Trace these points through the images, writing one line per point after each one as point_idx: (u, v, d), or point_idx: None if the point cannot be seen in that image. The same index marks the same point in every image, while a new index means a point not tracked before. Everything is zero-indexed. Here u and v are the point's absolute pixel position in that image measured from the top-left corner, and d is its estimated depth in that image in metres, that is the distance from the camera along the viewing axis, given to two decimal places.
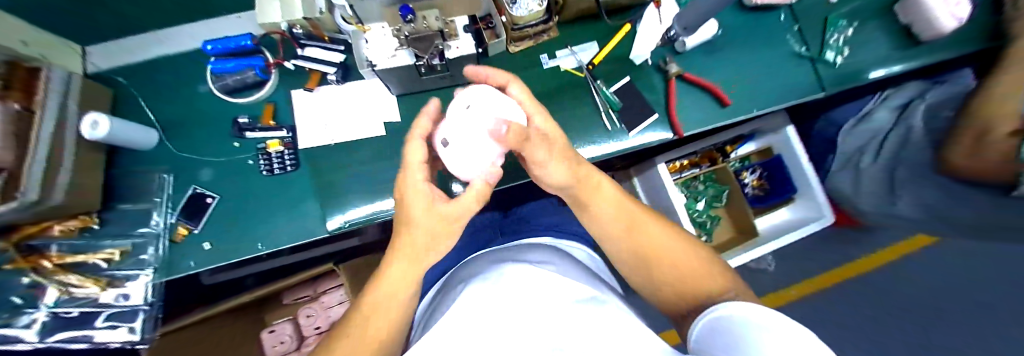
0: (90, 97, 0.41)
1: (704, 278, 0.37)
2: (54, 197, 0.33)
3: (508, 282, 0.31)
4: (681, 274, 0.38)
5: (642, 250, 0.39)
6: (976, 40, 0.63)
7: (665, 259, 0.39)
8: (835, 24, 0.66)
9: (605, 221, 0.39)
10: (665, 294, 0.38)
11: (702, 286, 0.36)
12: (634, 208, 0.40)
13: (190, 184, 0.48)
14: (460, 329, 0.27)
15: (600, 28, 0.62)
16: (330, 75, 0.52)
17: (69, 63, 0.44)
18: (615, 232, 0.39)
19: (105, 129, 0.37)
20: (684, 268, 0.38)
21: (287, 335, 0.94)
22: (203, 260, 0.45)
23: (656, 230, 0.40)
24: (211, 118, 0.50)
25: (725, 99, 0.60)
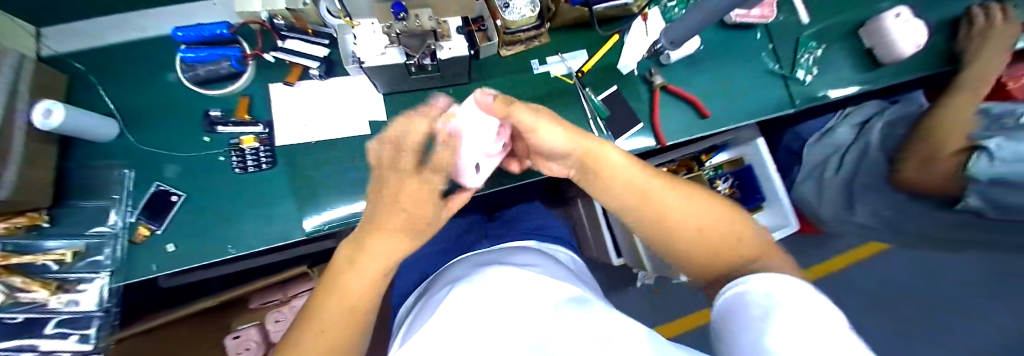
0: (42, 84, 0.38)
1: (737, 242, 0.33)
2: None
3: (496, 286, 0.29)
4: (711, 241, 0.34)
5: (660, 218, 0.36)
6: (924, 66, 0.71)
7: (688, 226, 0.35)
8: (806, 44, 0.71)
9: (616, 188, 0.38)
10: (694, 262, 0.35)
11: (732, 252, 0.33)
12: (649, 175, 0.38)
13: (153, 181, 0.44)
14: (449, 325, 0.25)
15: (591, 37, 0.63)
16: (313, 69, 0.49)
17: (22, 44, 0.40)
18: (629, 200, 0.37)
19: (59, 118, 0.35)
20: (710, 233, 0.35)
21: (253, 342, 0.87)
22: (167, 263, 0.42)
23: (673, 196, 0.37)
24: (179, 109, 0.46)
25: (704, 111, 0.63)
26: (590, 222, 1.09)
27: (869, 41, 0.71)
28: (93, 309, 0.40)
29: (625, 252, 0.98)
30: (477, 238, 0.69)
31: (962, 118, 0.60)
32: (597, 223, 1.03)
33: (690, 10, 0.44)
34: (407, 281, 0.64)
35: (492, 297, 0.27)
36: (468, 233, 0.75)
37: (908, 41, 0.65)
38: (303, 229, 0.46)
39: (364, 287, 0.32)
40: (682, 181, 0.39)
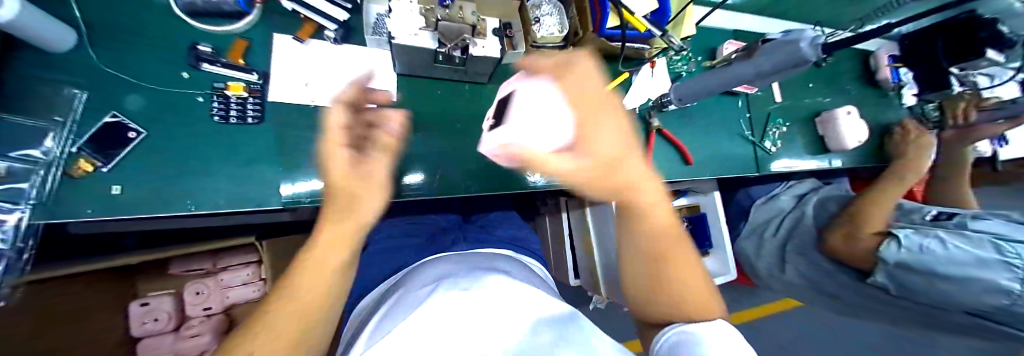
0: None
1: (706, 302, 0.32)
2: None
3: (490, 294, 0.29)
4: (688, 299, 0.32)
5: (655, 261, 0.33)
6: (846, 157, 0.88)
7: (679, 280, 0.32)
8: (775, 120, 0.83)
9: (644, 220, 0.33)
10: (662, 313, 0.33)
11: (704, 316, 0.31)
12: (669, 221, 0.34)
13: (109, 110, 0.37)
14: (430, 326, 0.24)
15: (605, 69, 0.67)
16: (329, 31, 0.46)
17: None
18: (628, 235, 0.34)
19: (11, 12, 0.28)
20: (694, 290, 0.32)
21: (164, 313, 0.77)
22: (113, 207, 0.35)
23: (680, 246, 0.33)
24: (160, 37, 0.41)
25: (689, 158, 0.69)
26: (555, 240, 1.12)
27: (822, 130, 0.85)
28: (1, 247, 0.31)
29: (583, 275, 1.03)
30: (452, 239, 0.68)
31: (881, 208, 0.73)
32: (562, 243, 1.07)
33: (708, 74, 0.51)
34: (372, 271, 0.60)
35: (478, 304, 0.27)
36: (442, 232, 0.73)
37: (852, 137, 0.80)
38: (281, 197, 0.42)
39: (324, 267, 0.27)
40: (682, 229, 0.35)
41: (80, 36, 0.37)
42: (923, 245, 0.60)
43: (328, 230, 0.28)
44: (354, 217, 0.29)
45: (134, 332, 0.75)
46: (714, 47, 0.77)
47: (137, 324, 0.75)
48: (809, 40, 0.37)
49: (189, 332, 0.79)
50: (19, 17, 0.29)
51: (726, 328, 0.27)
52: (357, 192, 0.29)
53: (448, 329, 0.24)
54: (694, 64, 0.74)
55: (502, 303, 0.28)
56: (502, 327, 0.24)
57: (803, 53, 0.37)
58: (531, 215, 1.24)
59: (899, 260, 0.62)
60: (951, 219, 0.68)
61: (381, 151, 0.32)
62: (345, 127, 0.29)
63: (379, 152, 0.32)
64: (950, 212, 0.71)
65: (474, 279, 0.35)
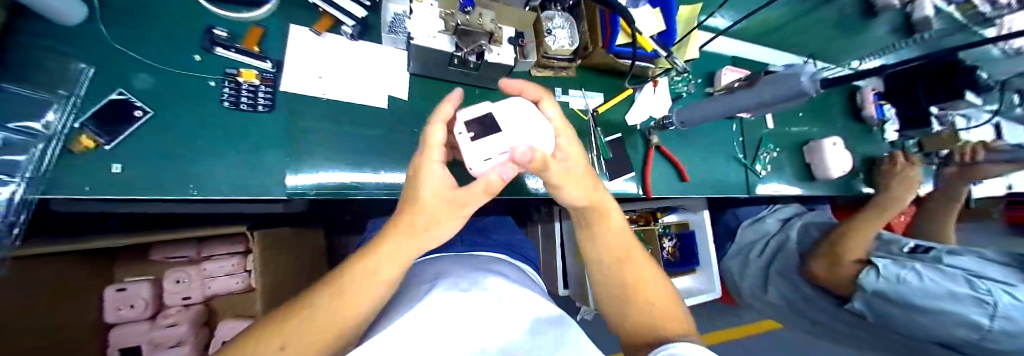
0: None
1: (666, 321, 0.36)
2: None
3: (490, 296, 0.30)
4: (650, 312, 0.36)
5: (625, 282, 0.38)
6: (831, 185, 0.93)
7: (645, 296, 0.37)
8: (767, 145, 0.87)
9: (604, 235, 0.39)
10: (631, 330, 0.37)
11: (661, 329, 0.35)
12: (632, 241, 0.40)
13: (116, 87, 0.36)
14: (427, 326, 0.24)
15: (610, 84, 0.69)
16: (346, 26, 0.47)
17: None
18: (606, 259, 0.39)
19: None
20: (659, 304, 0.37)
21: (140, 300, 0.73)
22: (118, 186, 0.34)
23: (645, 265, 0.39)
24: (173, 18, 0.40)
25: (685, 175, 0.71)
26: (547, 248, 1.12)
27: (809, 158, 0.89)
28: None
29: (572, 285, 1.04)
30: (448, 240, 0.68)
31: (863, 236, 0.76)
32: (553, 252, 1.07)
33: (710, 101, 0.52)
34: None
35: (478, 306, 0.27)
36: None
37: (836, 167, 0.85)
38: (285, 188, 0.42)
39: (365, 294, 0.27)
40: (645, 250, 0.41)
41: (93, 11, 0.37)
42: (900, 276, 0.63)
43: (386, 247, 0.28)
44: (411, 242, 0.29)
45: (108, 318, 0.71)
46: (713, 71, 0.80)
47: (111, 310, 0.72)
48: (810, 75, 0.39)
49: (166, 321, 0.74)
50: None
51: (700, 347, 0.29)
52: (430, 221, 0.29)
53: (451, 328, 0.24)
54: (694, 86, 0.77)
55: (502, 304, 0.28)
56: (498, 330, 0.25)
57: (804, 86, 0.39)
58: (523, 221, 1.25)
59: (877, 289, 0.65)
60: (927, 254, 0.71)
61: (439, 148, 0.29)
62: (442, 148, 0.30)
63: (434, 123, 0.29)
64: (926, 246, 0.75)
65: (473, 280, 0.35)
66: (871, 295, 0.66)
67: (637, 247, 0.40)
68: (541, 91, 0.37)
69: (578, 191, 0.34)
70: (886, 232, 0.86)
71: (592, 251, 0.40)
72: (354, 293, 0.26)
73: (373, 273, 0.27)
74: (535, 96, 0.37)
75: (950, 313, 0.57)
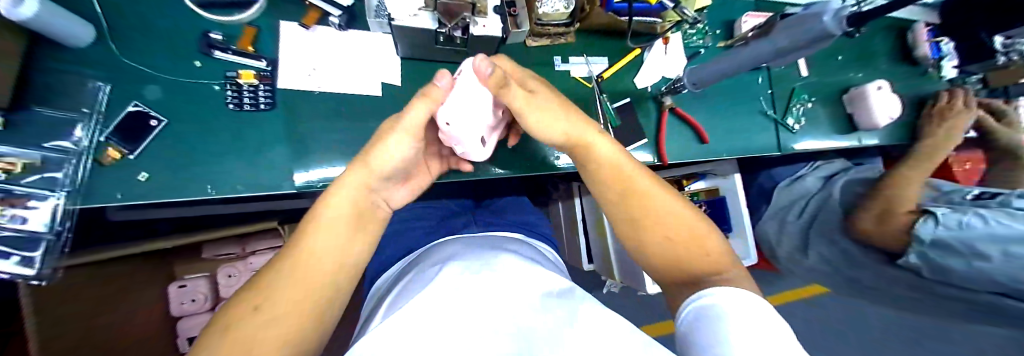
0: None
1: (722, 257, 0.33)
2: None
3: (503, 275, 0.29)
4: (673, 239, 0.35)
5: (638, 216, 0.36)
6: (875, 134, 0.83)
7: (664, 231, 0.35)
8: (800, 96, 0.78)
9: (602, 169, 0.38)
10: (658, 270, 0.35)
11: (688, 265, 0.33)
12: (643, 173, 0.39)
13: (131, 100, 0.39)
14: (419, 313, 0.22)
15: (615, 46, 0.64)
16: (333, 17, 0.46)
17: None
18: (614, 189, 0.38)
19: (31, 10, 0.31)
20: (686, 242, 0.34)
21: (200, 294, 0.85)
22: (146, 192, 0.38)
23: (662, 199, 0.37)
24: (172, 29, 0.42)
25: (704, 136, 0.66)
26: (568, 226, 1.12)
27: (851, 108, 0.81)
28: (42, 230, 0.36)
29: (597, 260, 1.03)
30: (465, 222, 0.69)
31: (908, 187, 0.71)
32: (575, 228, 1.07)
33: (723, 57, 0.47)
34: (387, 253, 0.63)
35: (488, 286, 0.26)
36: (455, 216, 0.74)
37: (884, 114, 0.76)
38: (294, 183, 0.43)
39: (320, 267, 0.26)
40: (664, 182, 0.39)
41: (101, 31, 0.39)
42: (961, 221, 0.56)
43: (325, 215, 0.28)
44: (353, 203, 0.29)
45: (176, 311, 0.83)
46: (735, 19, 0.71)
47: (176, 304, 0.83)
48: (833, 13, 0.33)
49: None
50: (40, 15, 0.32)
51: (743, 293, 0.27)
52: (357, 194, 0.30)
53: (454, 302, 0.23)
54: (711, 38, 0.70)
55: (511, 284, 0.27)
56: (504, 303, 0.23)
57: (828, 28, 0.33)
58: (543, 201, 1.24)
59: (935, 238, 0.58)
60: (994, 198, 0.61)
61: (422, 101, 0.32)
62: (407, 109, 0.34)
63: (415, 99, 0.32)
64: (993, 192, 0.63)
65: (486, 263, 0.34)
66: (928, 249, 0.60)
67: (653, 179, 0.38)
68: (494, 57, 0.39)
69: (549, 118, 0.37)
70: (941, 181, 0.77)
71: (599, 183, 0.39)
72: (303, 266, 0.25)
73: (314, 249, 0.26)
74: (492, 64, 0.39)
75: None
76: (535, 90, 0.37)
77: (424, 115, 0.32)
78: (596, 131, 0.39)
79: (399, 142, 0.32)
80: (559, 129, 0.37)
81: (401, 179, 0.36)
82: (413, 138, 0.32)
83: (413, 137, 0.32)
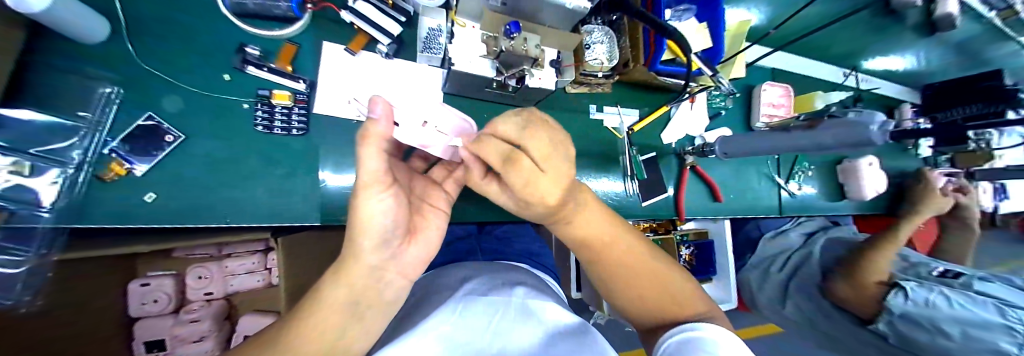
0: None
1: (690, 299, 0.35)
2: None
3: (517, 312, 0.36)
4: (656, 301, 0.35)
5: (626, 275, 0.35)
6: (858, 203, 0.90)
7: (647, 282, 0.35)
8: (801, 163, 0.82)
9: (579, 236, 0.34)
10: (641, 312, 0.36)
11: (682, 310, 0.34)
12: (620, 225, 0.36)
13: (146, 110, 0.35)
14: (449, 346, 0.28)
15: (645, 99, 0.65)
16: (381, 45, 0.44)
17: None
18: (595, 244, 0.34)
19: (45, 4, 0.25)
20: (666, 290, 0.35)
21: (163, 294, 0.72)
22: (153, 217, 0.34)
23: (637, 248, 0.36)
24: (203, 36, 0.38)
25: (719, 196, 0.68)
26: (560, 252, 1.11)
27: (842, 178, 0.86)
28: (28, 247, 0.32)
29: (586, 290, 1.03)
30: (470, 249, 0.67)
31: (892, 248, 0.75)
32: (569, 257, 1.06)
33: (758, 136, 0.49)
34: None
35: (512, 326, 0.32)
36: (459, 240, 0.72)
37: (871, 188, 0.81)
38: (319, 214, 0.42)
39: (329, 328, 0.23)
40: (632, 231, 0.37)
41: (116, 26, 0.35)
42: (928, 299, 0.61)
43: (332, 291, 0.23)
44: (354, 272, 0.23)
45: (134, 313, 0.72)
46: (753, 85, 0.75)
47: (137, 306, 0.71)
48: (879, 124, 0.35)
49: (188, 317, 0.73)
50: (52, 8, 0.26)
51: (723, 332, 0.28)
52: (371, 270, 0.24)
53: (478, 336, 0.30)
54: (732, 101, 0.73)
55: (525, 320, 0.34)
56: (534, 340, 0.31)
57: (871, 136, 0.36)
58: None
59: (904, 311, 0.64)
60: (957, 278, 0.68)
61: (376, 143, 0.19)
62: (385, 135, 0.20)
63: (361, 146, 0.19)
64: (955, 271, 0.71)
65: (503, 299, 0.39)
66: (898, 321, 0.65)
67: (626, 228, 0.37)
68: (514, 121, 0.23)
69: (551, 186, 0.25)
70: (907, 250, 0.84)
71: (574, 241, 0.35)
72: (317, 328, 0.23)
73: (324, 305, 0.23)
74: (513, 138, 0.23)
75: (981, 341, 0.56)
76: (542, 190, 0.25)
77: (382, 160, 0.20)
78: (586, 205, 0.33)
79: (369, 201, 0.22)
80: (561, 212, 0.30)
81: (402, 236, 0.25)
82: (384, 187, 0.22)
83: (383, 187, 0.22)
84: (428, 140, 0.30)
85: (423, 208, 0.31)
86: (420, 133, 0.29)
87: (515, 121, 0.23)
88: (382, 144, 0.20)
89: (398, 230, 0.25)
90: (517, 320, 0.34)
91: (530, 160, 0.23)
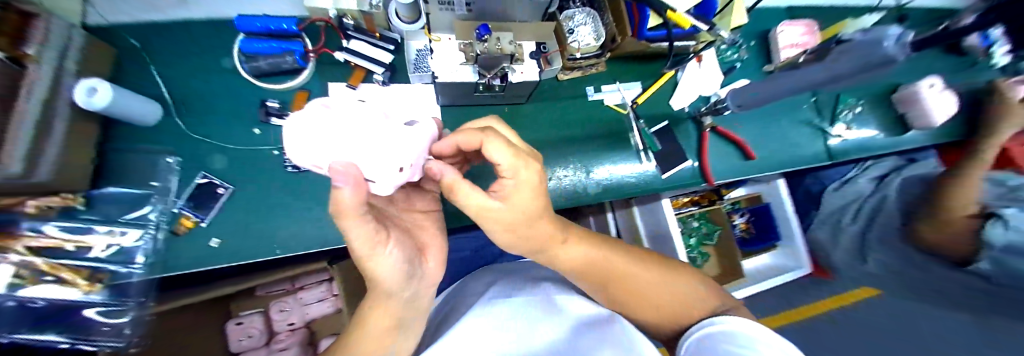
0: (92, 58, 0.36)
1: (691, 298, 0.40)
2: (40, 177, 0.29)
3: (541, 308, 0.40)
4: (664, 306, 0.40)
5: (618, 285, 0.40)
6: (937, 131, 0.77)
7: (645, 291, 0.40)
8: (846, 100, 0.73)
9: (569, 266, 0.38)
10: (655, 322, 0.42)
11: (689, 310, 0.39)
12: (601, 243, 0.41)
13: (199, 170, 0.42)
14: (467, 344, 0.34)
15: (645, 70, 0.64)
16: (376, 75, 0.48)
17: (64, 8, 0.38)
18: (582, 269, 0.39)
19: (105, 99, 0.32)
20: (670, 296, 0.40)
21: (256, 330, 0.84)
22: (210, 259, 0.40)
23: (626, 262, 0.41)
24: (230, 100, 0.45)
25: (750, 153, 0.63)
26: None
27: (902, 108, 0.74)
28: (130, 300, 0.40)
29: None
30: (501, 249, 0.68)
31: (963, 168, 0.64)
32: None
33: (767, 82, 0.46)
34: None
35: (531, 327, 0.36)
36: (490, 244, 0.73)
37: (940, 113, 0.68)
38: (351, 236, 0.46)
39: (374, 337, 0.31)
40: (615, 246, 0.42)
41: (168, 108, 0.43)
42: None
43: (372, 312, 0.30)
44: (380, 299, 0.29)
45: (232, 348, 0.82)
46: (768, 28, 0.69)
47: (234, 341, 0.83)
48: (895, 38, 0.33)
49: (279, 346, 0.84)
50: (113, 102, 0.33)
51: (734, 320, 0.35)
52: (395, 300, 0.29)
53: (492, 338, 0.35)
54: (745, 51, 0.67)
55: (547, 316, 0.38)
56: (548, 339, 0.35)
57: (889, 53, 0.33)
58: (574, 216, 1.05)
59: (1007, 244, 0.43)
60: None
61: (353, 218, 0.20)
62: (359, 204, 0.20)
63: (344, 222, 0.20)
64: None
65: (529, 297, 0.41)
66: (1002, 255, 0.44)
67: (608, 244, 0.41)
68: (480, 135, 0.26)
69: (524, 198, 0.28)
70: None
71: (563, 268, 0.40)
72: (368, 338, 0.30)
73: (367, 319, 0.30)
74: (475, 144, 0.26)
75: None
76: (510, 192, 0.28)
77: (367, 228, 0.21)
78: (564, 236, 0.37)
79: (380, 259, 0.24)
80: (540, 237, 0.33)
81: (417, 256, 0.29)
82: (385, 245, 0.24)
83: (384, 246, 0.24)
84: (399, 178, 0.24)
85: (418, 222, 0.32)
86: (397, 178, 0.24)
87: (469, 131, 0.26)
88: (362, 216, 0.21)
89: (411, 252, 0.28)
90: (541, 317, 0.38)
91: (468, 183, 0.26)
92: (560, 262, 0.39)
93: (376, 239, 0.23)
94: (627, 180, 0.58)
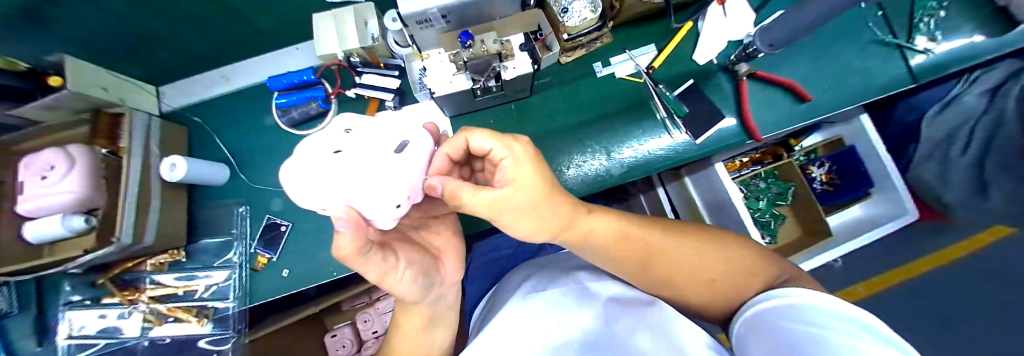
0: (170, 140, 0.46)
1: (744, 264, 0.36)
2: (145, 240, 0.38)
3: (571, 296, 0.39)
4: (718, 279, 0.36)
5: (651, 258, 0.38)
6: None
7: (686, 263, 0.37)
8: (922, 6, 0.55)
9: (596, 246, 0.37)
10: (710, 301, 0.38)
11: (745, 283, 0.35)
12: (626, 220, 0.39)
13: (264, 214, 0.50)
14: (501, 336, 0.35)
15: (657, 29, 0.58)
16: (387, 101, 0.52)
17: (147, 104, 0.49)
18: (610, 247, 0.37)
19: (180, 171, 0.40)
20: (719, 268, 0.36)
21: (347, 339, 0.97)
22: (283, 286, 0.47)
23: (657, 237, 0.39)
24: (276, 151, 0.53)
25: (805, 94, 0.53)
26: None
27: None
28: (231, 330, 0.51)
29: None
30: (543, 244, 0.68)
31: None
32: None
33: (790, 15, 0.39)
34: (475, 286, 0.67)
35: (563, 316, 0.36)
36: None
37: None
38: None
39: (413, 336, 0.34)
40: (643, 220, 0.40)
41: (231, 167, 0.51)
42: None
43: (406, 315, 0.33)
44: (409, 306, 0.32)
45: None
46: None
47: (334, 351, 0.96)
48: None
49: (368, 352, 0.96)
50: (186, 172, 0.41)
51: (803, 291, 0.29)
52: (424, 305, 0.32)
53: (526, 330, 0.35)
54: None
55: (579, 305, 0.38)
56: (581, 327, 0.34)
57: None
58: (621, 197, 1.00)
59: None
60: None
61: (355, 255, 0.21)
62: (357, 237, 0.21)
63: (355, 264, 0.22)
64: None
65: (558, 286, 0.42)
66: None
67: (633, 220, 0.40)
68: (463, 135, 0.30)
69: (524, 176, 0.29)
70: None
71: (592, 251, 0.38)
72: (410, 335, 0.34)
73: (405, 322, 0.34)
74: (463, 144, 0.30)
75: None
76: (510, 178, 0.29)
77: (376, 265, 0.24)
78: (583, 215, 0.36)
79: (395, 281, 0.26)
80: (556, 224, 0.33)
81: (432, 265, 0.31)
82: (399, 268, 0.26)
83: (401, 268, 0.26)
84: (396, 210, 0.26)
85: (434, 235, 0.35)
86: (396, 211, 0.26)
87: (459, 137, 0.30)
88: (367, 255, 0.23)
89: (427, 262, 0.31)
90: (573, 307, 0.37)
91: (467, 184, 0.27)
92: (587, 244, 0.37)
93: (385, 266, 0.25)
94: (655, 152, 0.54)
